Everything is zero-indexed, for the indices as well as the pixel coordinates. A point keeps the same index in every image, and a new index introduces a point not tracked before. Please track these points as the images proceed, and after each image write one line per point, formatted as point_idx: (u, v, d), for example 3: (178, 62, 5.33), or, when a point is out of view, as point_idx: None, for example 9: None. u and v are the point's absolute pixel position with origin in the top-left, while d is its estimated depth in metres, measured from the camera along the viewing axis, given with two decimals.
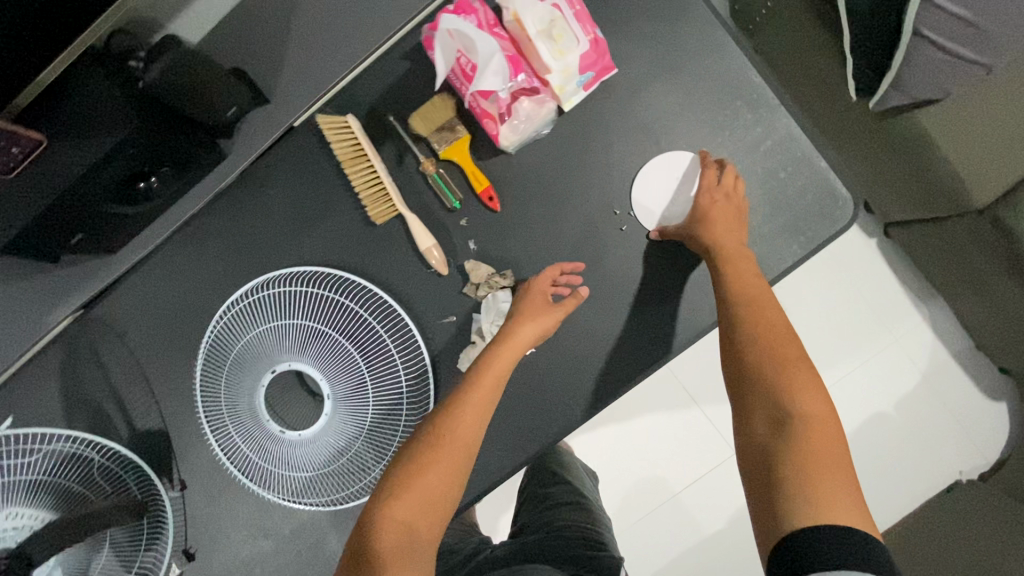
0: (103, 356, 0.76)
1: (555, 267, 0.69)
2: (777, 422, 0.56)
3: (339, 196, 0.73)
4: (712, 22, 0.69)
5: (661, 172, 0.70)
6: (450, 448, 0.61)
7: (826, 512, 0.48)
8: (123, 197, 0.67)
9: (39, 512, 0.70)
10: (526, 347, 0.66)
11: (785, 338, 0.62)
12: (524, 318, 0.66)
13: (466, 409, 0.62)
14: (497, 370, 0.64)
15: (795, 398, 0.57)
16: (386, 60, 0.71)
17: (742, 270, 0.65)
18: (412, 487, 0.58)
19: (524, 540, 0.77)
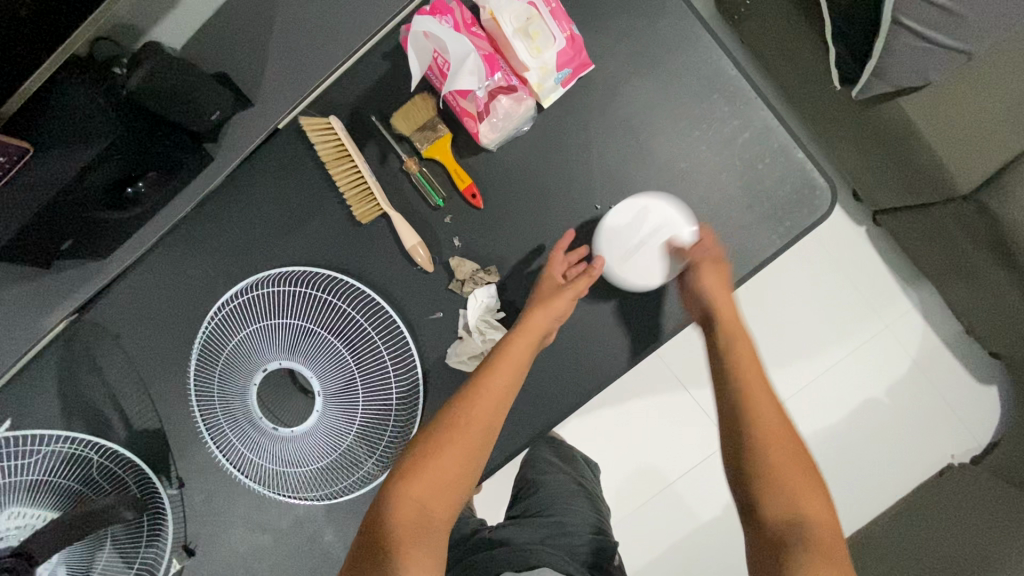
0: (99, 359, 0.78)
1: (559, 249, 0.69)
2: (788, 520, 0.54)
3: (325, 196, 0.74)
4: (688, 16, 0.69)
5: (639, 216, 0.68)
6: (466, 434, 0.62)
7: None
8: (114, 203, 0.68)
9: (41, 511, 0.72)
10: (543, 331, 0.66)
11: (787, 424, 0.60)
12: (543, 302, 0.67)
13: (483, 394, 0.63)
14: (517, 355, 0.65)
15: (798, 495, 0.55)
16: (367, 62, 0.72)
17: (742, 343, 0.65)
18: (426, 472, 0.59)
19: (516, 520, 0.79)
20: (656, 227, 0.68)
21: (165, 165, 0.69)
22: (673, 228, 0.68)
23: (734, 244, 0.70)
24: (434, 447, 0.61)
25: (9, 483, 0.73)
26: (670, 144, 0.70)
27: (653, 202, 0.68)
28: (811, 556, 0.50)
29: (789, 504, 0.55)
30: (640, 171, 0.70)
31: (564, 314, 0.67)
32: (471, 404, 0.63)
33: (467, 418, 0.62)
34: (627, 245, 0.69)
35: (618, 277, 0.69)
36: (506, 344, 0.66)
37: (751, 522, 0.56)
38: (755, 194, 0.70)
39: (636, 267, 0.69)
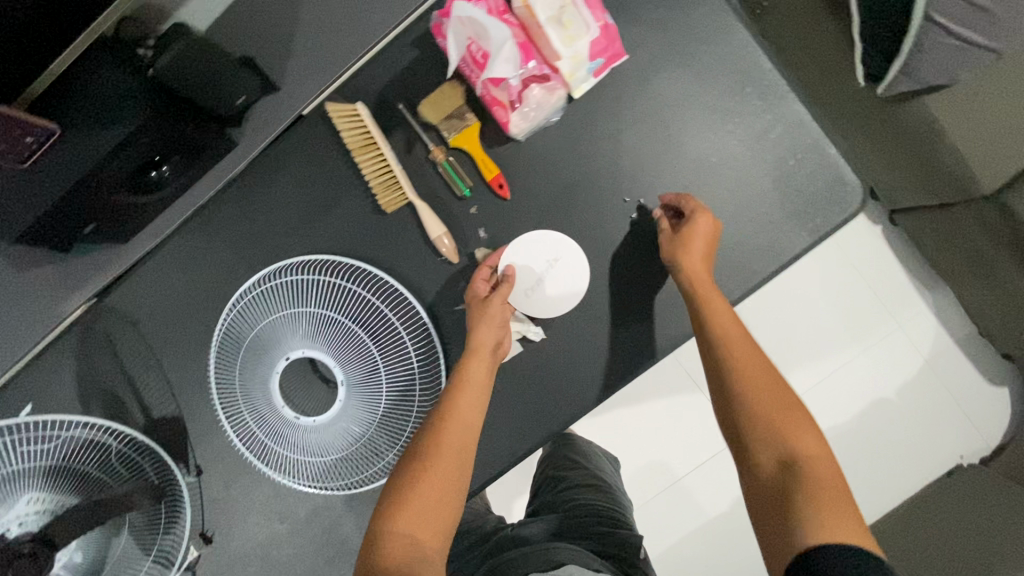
0: (118, 344, 0.77)
1: (483, 268, 0.69)
2: (781, 461, 0.56)
3: (349, 184, 0.73)
4: (722, 8, 0.68)
5: (529, 253, 0.70)
6: (442, 463, 0.62)
7: (839, 540, 0.49)
8: (138, 185, 0.69)
9: (62, 499, 0.71)
10: (490, 347, 0.67)
11: (770, 375, 0.62)
12: (480, 318, 0.67)
13: (454, 425, 0.63)
14: (476, 376, 0.66)
15: (789, 435, 0.57)
16: (394, 48, 0.71)
17: (716, 303, 0.64)
18: (411, 503, 0.60)
19: (539, 524, 0.79)
20: (549, 258, 0.70)
21: (189, 150, 0.69)
22: (566, 251, 0.70)
23: (763, 239, 0.69)
24: (412, 484, 0.61)
25: (21, 470, 0.71)
26: (701, 137, 0.69)
27: (539, 236, 0.70)
28: (811, 497, 0.52)
29: (781, 446, 0.57)
30: (670, 164, 0.70)
31: (503, 321, 0.67)
32: (441, 436, 0.63)
33: (439, 447, 0.63)
34: (529, 281, 0.70)
35: (533, 314, 0.70)
36: (461, 372, 0.66)
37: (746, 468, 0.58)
38: (787, 189, 0.69)
39: (546, 299, 0.70)
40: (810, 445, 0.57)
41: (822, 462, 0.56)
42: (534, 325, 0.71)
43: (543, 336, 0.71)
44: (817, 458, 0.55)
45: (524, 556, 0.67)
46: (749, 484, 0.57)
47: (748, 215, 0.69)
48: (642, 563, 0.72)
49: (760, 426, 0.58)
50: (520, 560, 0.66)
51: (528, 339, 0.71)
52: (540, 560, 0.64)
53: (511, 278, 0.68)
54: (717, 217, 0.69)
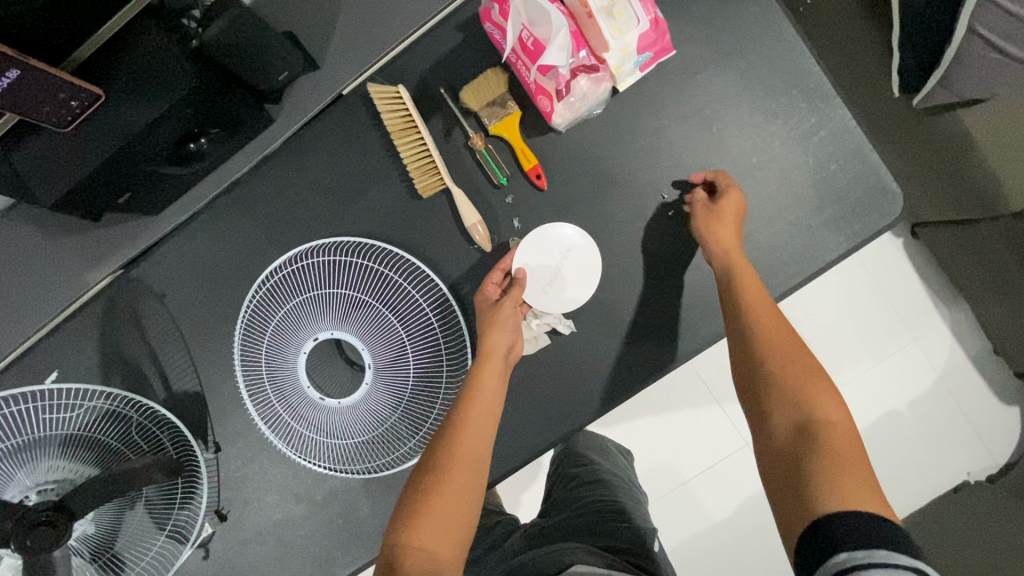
0: (141, 316, 0.77)
1: (493, 270, 0.69)
2: (799, 428, 0.55)
3: (385, 167, 0.73)
4: (772, 8, 0.67)
5: (538, 251, 0.70)
6: (455, 476, 0.62)
7: (854, 506, 0.48)
8: (174, 156, 0.65)
9: (82, 466, 0.72)
10: (501, 352, 0.67)
11: (793, 345, 0.61)
12: (493, 323, 0.67)
13: (466, 435, 0.63)
14: (490, 384, 0.65)
15: (809, 402, 0.56)
16: (438, 32, 0.70)
17: (743, 273, 0.64)
18: (429, 521, 0.59)
19: (553, 522, 0.78)
20: (561, 253, 0.69)
21: (228, 122, 0.66)
22: (580, 247, 0.69)
23: (799, 243, 0.68)
24: (427, 495, 0.61)
25: (43, 436, 0.71)
26: (743, 137, 0.69)
27: (550, 232, 0.69)
28: (828, 462, 0.52)
29: (801, 413, 0.56)
30: (710, 164, 0.69)
31: (514, 325, 0.67)
32: (454, 447, 0.63)
33: (453, 461, 0.62)
34: (544, 278, 0.70)
35: (556, 309, 0.70)
36: (473, 380, 0.66)
37: (761, 434, 0.58)
38: (826, 194, 0.68)
39: (567, 293, 0.70)
40: (830, 409, 0.56)
41: (844, 429, 0.54)
42: (564, 318, 0.70)
43: (574, 329, 0.70)
44: (838, 427, 0.54)
45: (536, 558, 0.67)
46: (766, 449, 0.57)
47: (785, 219, 0.69)
48: (659, 559, 0.71)
49: (778, 394, 0.58)
50: (532, 563, 0.66)
51: (558, 332, 0.71)
52: (552, 563, 0.63)
53: (521, 281, 0.68)
54: (754, 218, 0.69)
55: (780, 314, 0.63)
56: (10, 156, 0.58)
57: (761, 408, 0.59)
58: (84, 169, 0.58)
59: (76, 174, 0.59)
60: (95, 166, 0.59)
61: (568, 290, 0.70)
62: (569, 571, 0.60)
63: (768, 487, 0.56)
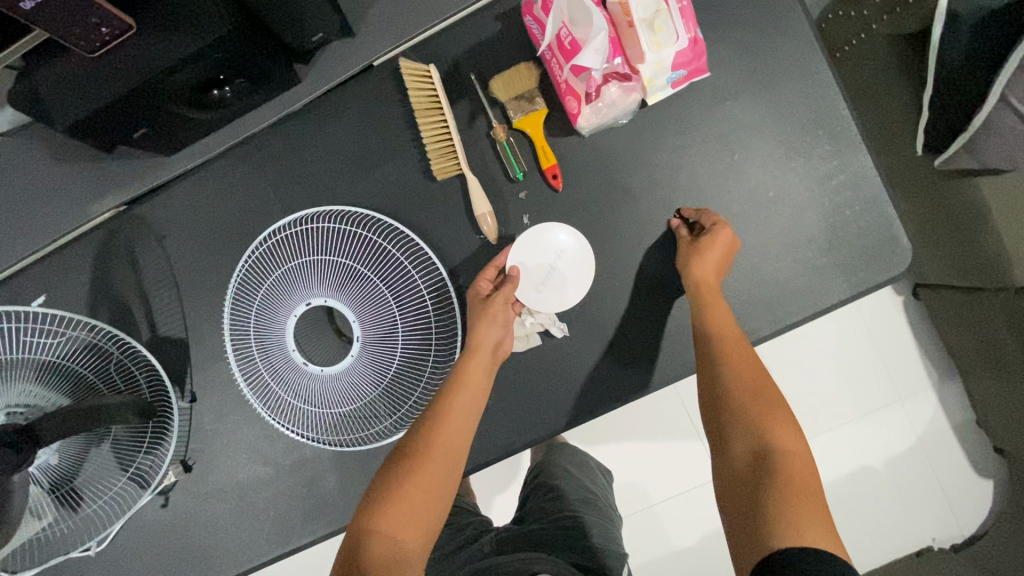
0: (139, 254, 0.77)
1: (488, 267, 0.69)
2: (755, 458, 0.56)
3: (403, 144, 0.72)
4: (811, 46, 0.67)
5: (534, 250, 0.69)
6: (432, 467, 0.61)
7: (806, 542, 0.48)
8: (199, 101, 0.65)
9: (51, 396, 0.71)
10: (490, 347, 0.66)
11: (764, 378, 0.62)
12: (483, 317, 0.66)
13: (447, 428, 0.63)
14: (476, 378, 0.65)
15: (773, 438, 0.57)
16: (476, 17, 0.70)
17: (714, 310, 0.64)
18: (400, 508, 0.59)
19: (524, 532, 0.79)
20: (556, 252, 0.69)
21: (256, 74, 0.65)
22: (576, 246, 0.69)
23: (802, 282, 0.68)
24: (400, 483, 0.60)
25: (20, 358, 0.71)
26: (763, 169, 0.69)
27: (546, 230, 0.69)
28: (783, 494, 0.52)
29: (761, 443, 0.57)
30: (726, 191, 0.69)
31: (505, 320, 0.67)
32: (434, 438, 0.62)
33: (429, 453, 0.62)
34: (539, 277, 0.69)
35: (549, 308, 0.69)
36: (460, 374, 0.65)
37: (722, 461, 0.59)
38: (836, 239, 0.68)
39: (560, 291, 0.69)
40: (790, 443, 0.56)
41: (806, 467, 0.55)
42: (559, 320, 0.70)
43: (567, 334, 0.70)
44: (797, 460, 0.55)
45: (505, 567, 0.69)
46: (723, 479, 0.58)
47: (791, 257, 0.69)
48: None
49: (745, 428, 0.58)
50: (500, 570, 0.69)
51: (550, 334, 0.71)
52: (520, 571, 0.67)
53: (515, 278, 0.67)
54: (760, 252, 0.69)
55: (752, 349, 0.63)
56: (35, 71, 0.58)
57: (724, 435, 0.60)
58: (100, 100, 0.58)
59: (92, 105, 0.58)
60: (112, 99, 0.58)
61: (563, 287, 0.69)
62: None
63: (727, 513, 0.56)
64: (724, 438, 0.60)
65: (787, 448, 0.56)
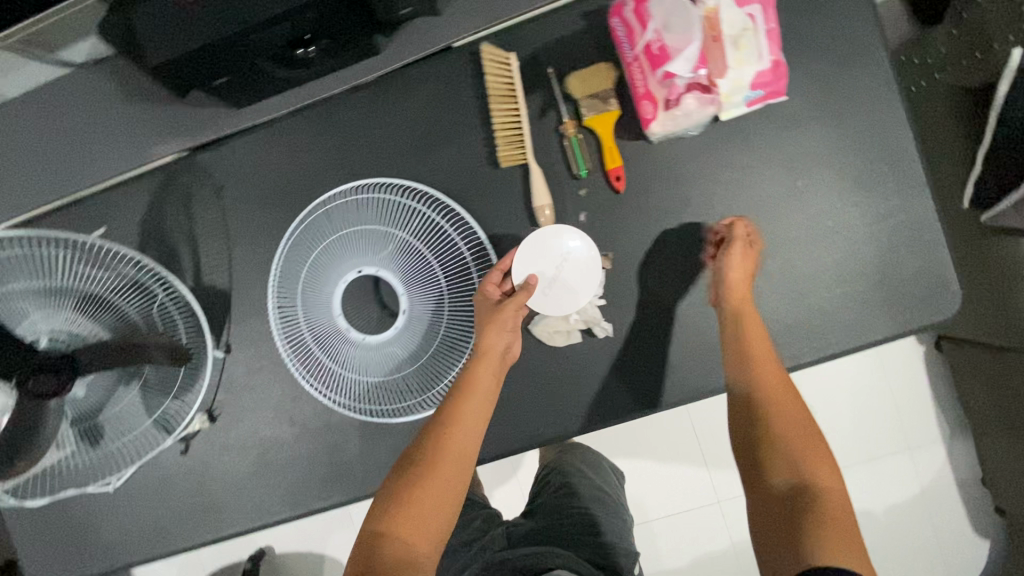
0: (194, 201, 0.78)
1: (496, 270, 0.69)
2: (793, 487, 0.59)
3: (471, 126, 0.73)
4: (887, 83, 0.68)
5: (540, 253, 0.69)
6: (440, 473, 0.62)
7: (842, 564, 0.51)
8: (283, 58, 0.66)
9: (93, 328, 0.71)
10: (498, 352, 0.67)
11: (799, 412, 0.64)
12: (491, 322, 0.67)
13: (458, 431, 0.64)
14: (485, 383, 0.66)
15: (809, 470, 0.59)
16: (562, 12, 0.71)
17: (750, 327, 0.64)
18: (409, 513, 0.60)
19: (536, 527, 0.80)
20: (563, 254, 0.68)
21: (341, 38, 0.66)
22: (583, 247, 0.68)
23: (848, 314, 0.69)
24: (409, 489, 0.61)
25: (62, 286, 0.70)
26: (823, 198, 0.69)
27: (551, 233, 0.68)
28: (820, 522, 0.55)
29: (797, 475, 0.60)
30: (784, 215, 0.70)
31: (513, 326, 0.67)
32: (445, 443, 0.64)
33: (438, 457, 0.63)
34: (544, 280, 0.69)
35: (558, 310, 0.69)
36: (470, 377, 0.66)
37: (756, 489, 0.61)
38: (888, 276, 0.69)
39: (568, 292, 0.68)
40: (825, 476, 0.59)
41: (836, 499, 0.58)
42: (603, 320, 0.71)
43: (609, 335, 0.70)
44: (832, 494, 0.58)
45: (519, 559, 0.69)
46: (759, 504, 0.60)
47: (842, 289, 0.69)
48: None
49: (779, 460, 0.61)
50: (514, 561, 0.70)
51: (593, 333, 0.71)
52: (534, 564, 0.67)
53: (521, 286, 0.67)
54: (812, 280, 0.69)
55: (785, 376, 0.65)
56: (134, 8, 0.59)
57: (760, 463, 0.62)
58: (193, 44, 0.59)
59: (184, 47, 0.59)
60: (205, 44, 0.59)
61: (571, 287, 0.68)
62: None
63: (761, 540, 0.58)
64: (758, 467, 0.62)
65: (821, 482, 0.59)
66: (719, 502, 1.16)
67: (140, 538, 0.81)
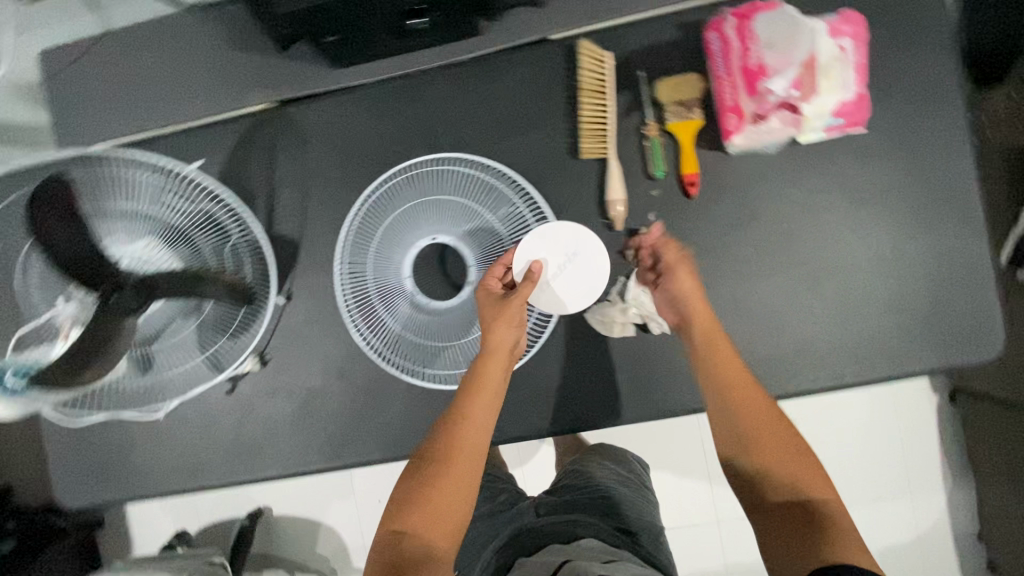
0: (277, 151, 0.80)
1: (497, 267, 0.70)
2: (789, 501, 0.59)
3: (555, 117, 0.76)
4: (958, 131, 0.71)
5: (548, 247, 0.71)
6: (453, 471, 0.62)
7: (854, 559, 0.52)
8: (394, 23, 0.69)
9: (167, 257, 0.72)
10: (508, 349, 0.68)
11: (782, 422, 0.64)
12: (499, 319, 0.67)
13: (467, 431, 0.64)
14: (494, 378, 0.66)
15: (803, 481, 0.60)
16: (658, 21, 0.74)
17: (720, 350, 0.66)
18: (426, 510, 0.60)
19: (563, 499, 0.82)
20: (568, 252, 0.72)
21: (451, 12, 0.69)
22: (587, 250, 0.71)
23: (892, 344, 0.72)
24: (423, 489, 0.61)
25: (146, 212, 0.72)
26: (883, 231, 0.72)
27: (561, 230, 0.71)
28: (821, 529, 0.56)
29: (792, 487, 0.60)
30: (844, 241, 0.73)
31: (519, 321, 0.68)
32: (453, 440, 0.64)
33: (450, 455, 0.63)
34: (548, 274, 0.71)
35: (557, 306, 0.71)
36: (480, 375, 0.66)
37: (755, 510, 0.61)
38: (936, 312, 0.72)
39: (568, 290, 0.72)
40: (817, 484, 0.60)
41: (829, 502, 0.59)
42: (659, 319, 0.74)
43: (664, 332, 0.74)
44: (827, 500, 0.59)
45: (548, 527, 0.72)
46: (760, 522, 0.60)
47: (890, 319, 0.72)
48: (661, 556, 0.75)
49: (769, 477, 0.61)
50: (544, 529, 0.72)
51: (647, 329, 0.74)
52: (564, 533, 0.70)
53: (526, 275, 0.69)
54: (863, 307, 0.72)
55: (768, 398, 0.65)
56: None
57: (751, 484, 0.62)
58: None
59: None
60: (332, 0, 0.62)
61: (570, 286, 0.72)
62: (578, 544, 0.66)
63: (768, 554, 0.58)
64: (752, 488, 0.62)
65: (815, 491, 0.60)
66: (718, 521, 1.17)
67: (174, 469, 0.83)
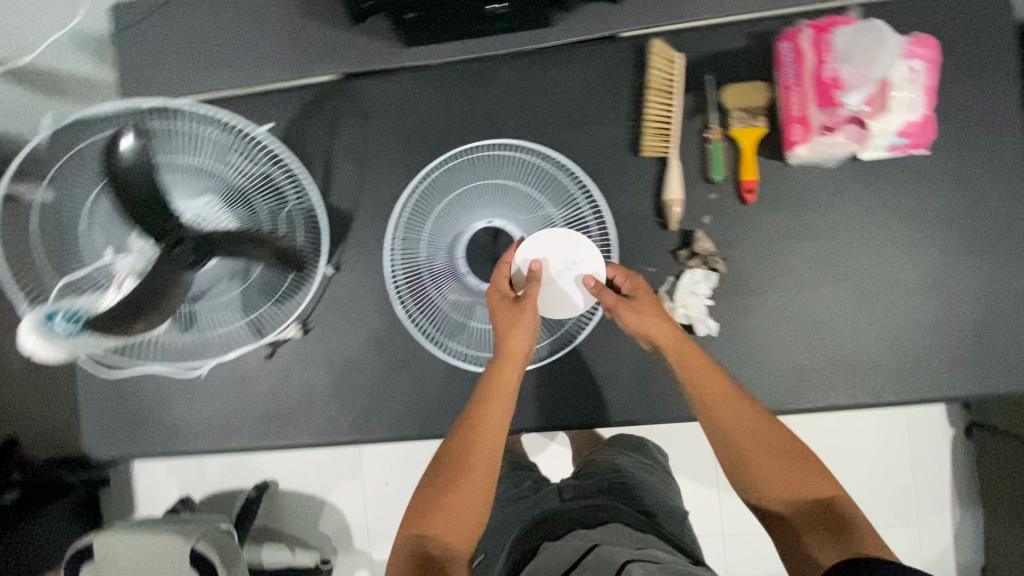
0: (338, 123, 0.81)
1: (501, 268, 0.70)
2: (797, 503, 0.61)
3: (619, 113, 0.77)
4: (1017, 162, 0.72)
5: (551, 250, 0.71)
6: (469, 474, 0.63)
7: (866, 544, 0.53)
8: (474, 7, 0.69)
9: (225, 217, 0.73)
10: (522, 355, 0.68)
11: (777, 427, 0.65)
12: (513, 326, 0.68)
13: (482, 436, 0.65)
14: (507, 383, 0.67)
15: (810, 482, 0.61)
16: (730, 28, 0.75)
17: (696, 369, 0.66)
18: (442, 513, 0.61)
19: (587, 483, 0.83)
20: (570, 259, 0.71)
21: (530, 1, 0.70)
22: (589, 259, 0.71)
23: (935, 366, 0.72)
24: (439, 495, 0.62)
25: (212, 171, 0.74)
26: (935, 254, 0.73)
27: (563, 235, 0.71)
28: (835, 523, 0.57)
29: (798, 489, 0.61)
30: (895, 259, 0.73)
31: (532, 327, 0.69)
32: (467, 444, 0.64)
33: (466, 459, 0.64)
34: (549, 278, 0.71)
35: (555, 311, 0.71)
36: (492, 380, 0.67)
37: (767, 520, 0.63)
38: (981, 338, 0.72)
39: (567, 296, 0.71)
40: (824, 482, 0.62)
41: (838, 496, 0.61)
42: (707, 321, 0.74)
43: (711, 334, 0.74)
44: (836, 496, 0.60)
45: (573, 508, 0.73)
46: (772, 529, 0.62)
47: (935, 341, 0.73)
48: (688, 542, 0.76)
49: (773, 486, 0.62)
50: (571, 511, 0.72)
51: (693, 330, 0.74)
52: (590, 515, 0.70)
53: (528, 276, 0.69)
54: (908, 326, 0.73)
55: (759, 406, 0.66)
56: None
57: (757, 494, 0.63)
58: None
59: None
60: None
61: (571, 293, 0.71)
62: (607, 528, 0.67)
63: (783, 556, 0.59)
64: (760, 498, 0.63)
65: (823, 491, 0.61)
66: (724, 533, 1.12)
67: (206, 428, 0.83)
